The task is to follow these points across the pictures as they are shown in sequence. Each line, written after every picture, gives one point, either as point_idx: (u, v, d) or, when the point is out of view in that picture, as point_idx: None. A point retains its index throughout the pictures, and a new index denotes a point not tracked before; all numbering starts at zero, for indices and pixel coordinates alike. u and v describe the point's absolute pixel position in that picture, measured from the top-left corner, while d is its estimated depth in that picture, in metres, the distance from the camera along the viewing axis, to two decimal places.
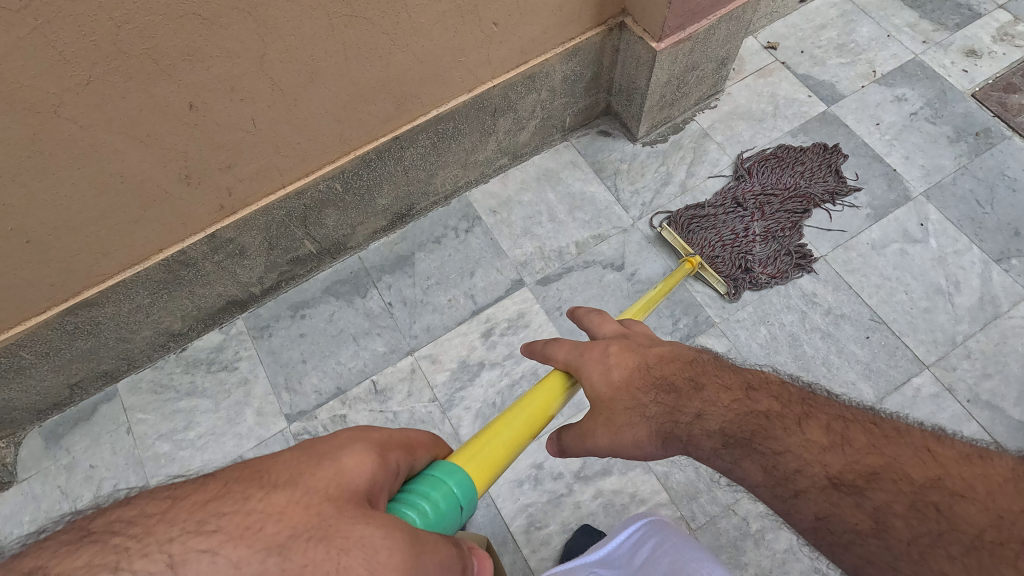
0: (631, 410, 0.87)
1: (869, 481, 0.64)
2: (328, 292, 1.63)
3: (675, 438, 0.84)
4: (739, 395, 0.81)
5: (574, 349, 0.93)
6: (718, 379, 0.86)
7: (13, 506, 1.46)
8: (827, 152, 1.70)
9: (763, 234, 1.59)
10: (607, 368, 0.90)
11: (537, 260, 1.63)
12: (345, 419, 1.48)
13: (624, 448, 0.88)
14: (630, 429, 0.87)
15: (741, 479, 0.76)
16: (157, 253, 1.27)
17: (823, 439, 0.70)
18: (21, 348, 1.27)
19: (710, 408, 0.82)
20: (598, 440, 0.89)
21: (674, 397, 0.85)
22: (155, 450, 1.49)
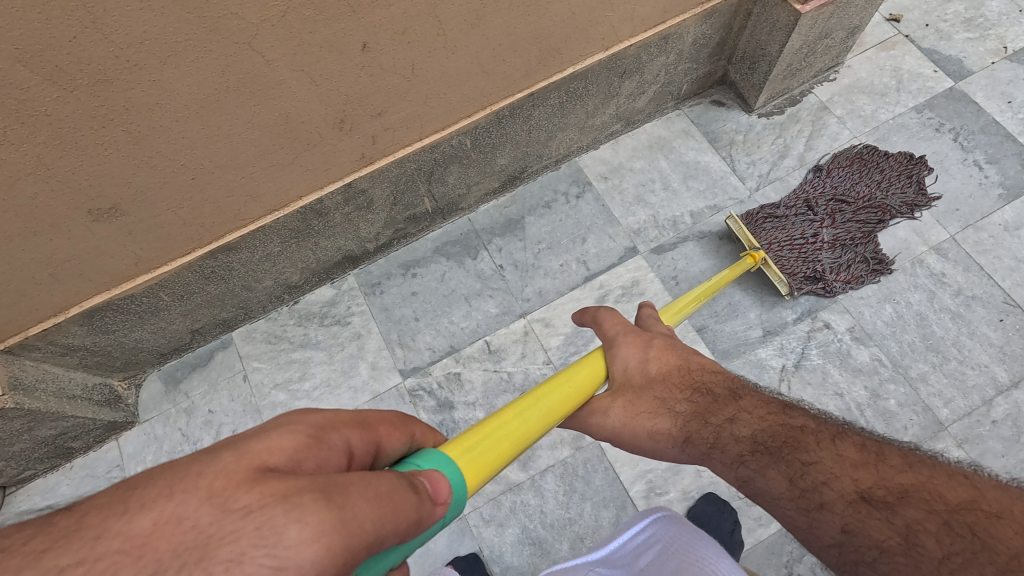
0: (655, 399, 0.86)
1: (901, 499, 0.58)
2: (439, 253, 1.63)
3: (678, 435, 0.81)
4: (777, 409, 0.77)
5: (619, 328, 0.98)
6: (757, 395, 0.81)
7: (136, 445, 1.50)
8: (911, 162, 1.59)
9: (832, 242, 1.49)
10: (641, 354, 0.93)
11: (650, 228, 1.61)
12: (459, 376, 1.49)
13: (634, 435, 0.86)
14: (650, 418, 0.85)
15: (760, 492, 0.69)
16: (296, 200, 1.27)
17: (857, 455, 0.65)
18: (162, 289, 1.29)
19: (745, 416, 0.78)
20: (609, 419, 0.89)
21: (709, 399, 0.82)
22: (271, 399, 1.51)
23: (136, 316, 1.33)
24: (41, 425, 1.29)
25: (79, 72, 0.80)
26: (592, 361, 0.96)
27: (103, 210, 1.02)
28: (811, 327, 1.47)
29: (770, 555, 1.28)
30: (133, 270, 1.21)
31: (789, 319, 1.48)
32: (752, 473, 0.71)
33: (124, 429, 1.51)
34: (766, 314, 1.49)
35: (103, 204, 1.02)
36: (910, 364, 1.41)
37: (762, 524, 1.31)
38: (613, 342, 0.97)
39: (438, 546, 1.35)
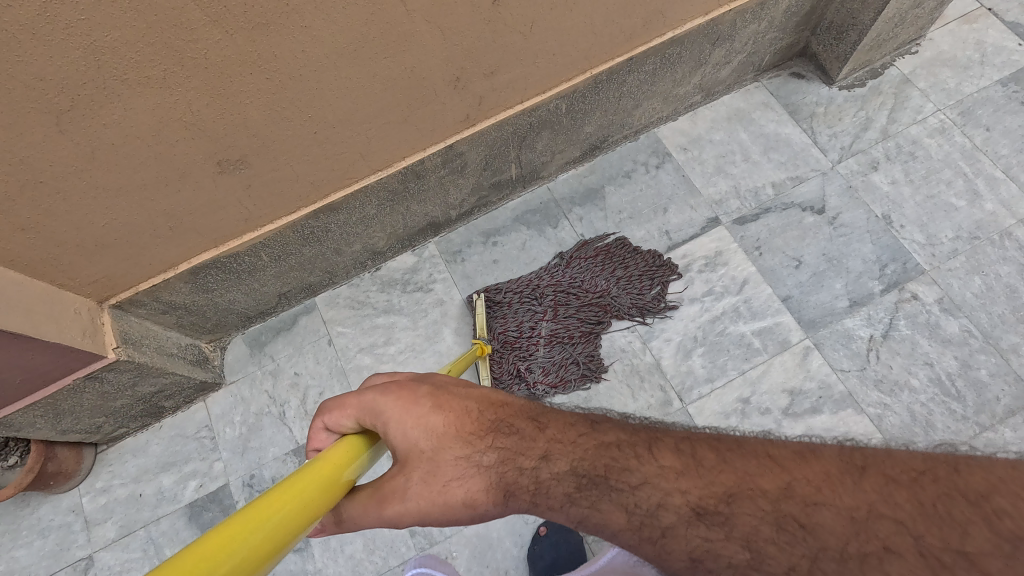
0: (428, 457, 0.68)
1: (748, 500, 0.55)
2: (519, 222, 1.63)
3: (492, 478, 0.67)
4: (583, 430, 0.68)
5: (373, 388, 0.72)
6: (553, 414, 0.72)
7: (224, 406, 1.52)
8: (656, 263, 1.53)
9: (548, 337, 1.46)
10: (430, 412, 0.70)
11: (732, 199, 1.61)
12: None
13: (433, 511, 0.66)
14: (414, 484, 0.67)
15: (601, 528, 0.61)
16: (400, 160, 1.28)
17: (677, 463, 0.60)
18: (264, 248, 1.30)
19: (556, 447, 0.67)
20: (407, 504, 0.66)
21: (510, 435, 0.69)
22: (357, 362, 1.52)
23: (235, 275, 1.34)
24: (143, 381, 1.31)
25: (245, 13, 0.81)
26: (342, 451, 0.70)
27: (232, 161, 1.03)
28: (899, 298, 1.47)
29: None
30: (242, 228, 1.22)
31: (876, 289, 1.48)
32: (584, 512, 0.62)
33: (211, 390, 1.52)
34: (852, 284, 1.49)
35: (232, 156, 1.02)
36: (1000, 336, 1.41)
37: None
38: (362, 409, 0.71)
39: None
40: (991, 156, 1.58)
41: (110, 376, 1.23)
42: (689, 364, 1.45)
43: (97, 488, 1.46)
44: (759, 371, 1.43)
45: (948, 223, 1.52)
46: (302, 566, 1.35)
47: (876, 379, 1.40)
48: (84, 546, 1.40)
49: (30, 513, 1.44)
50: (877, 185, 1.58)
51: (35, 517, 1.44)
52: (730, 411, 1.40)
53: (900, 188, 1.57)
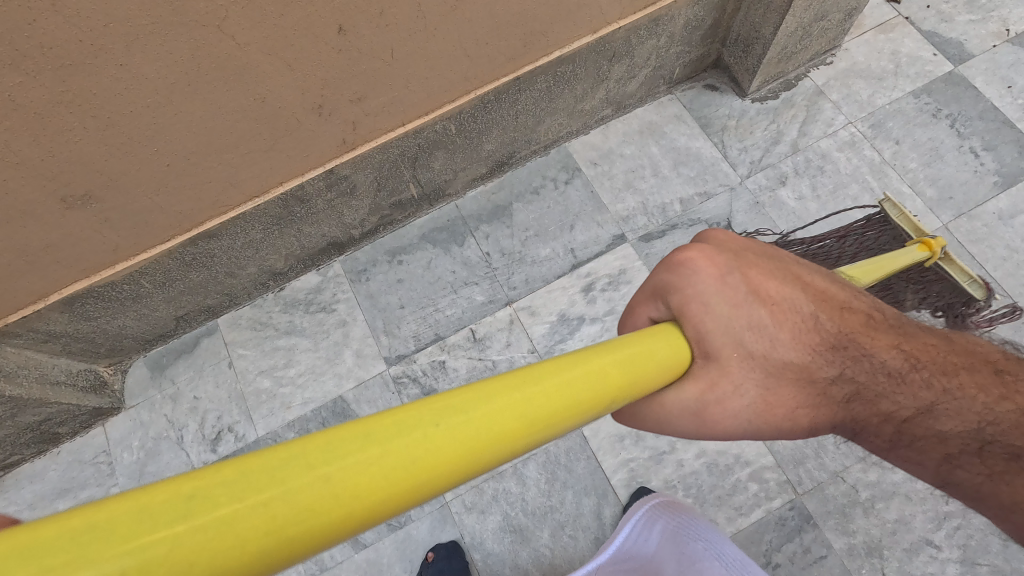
0: (755, 361, 0.69)
1: None
2: (425, 239, 1.61)
3: (836, 406, 0.74)
4: (997, 389, 0.73)
5: (714, 282, 0.68)
6: (927, 350, 0.78)
7: (123, 431, 1.50)
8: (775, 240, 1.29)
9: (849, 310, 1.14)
10: (748, 300, 0.69)
11: (639, 215, 1.59)
12: (445, 365, 1.49)
13: (767, 423, 0.71)
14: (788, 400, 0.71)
15: (983, 494, 0.69)
16: (278, 186, 1.26)
17: None
18: (142, 276, 1.28)
19: (945, 404, 0.73)
20: (736, 404, 0.68)
21: (893, 378, 0.75)
22: (256, 385, 1.51)
23: (117, 303, 1.32)
24: (23, 411, 1.30)
25: (43, 56, 0.78)
26: (663, 339, 0.67)
27: (76, 197, 1.01)
28: None
29: (749, 544, 1.29)
30: (112, 258, 1.20)
31: None
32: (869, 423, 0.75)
33: (110, 415, 1.51)
34: None
35: (75, 192, 1.00)
36: None
37: (742, 514, 1.31)
38: (662, 291, 0.71)
39: (420, 533, 1.36)
40: (899, 170, 1.56)
41: None
42: None
43: None
44: None
45: None
46: None
47: None
48: None
49: None
50: (785, 200, 1.56)
51: None
52: (625, 433, 1.39)
53: (806, 204, 1.56)
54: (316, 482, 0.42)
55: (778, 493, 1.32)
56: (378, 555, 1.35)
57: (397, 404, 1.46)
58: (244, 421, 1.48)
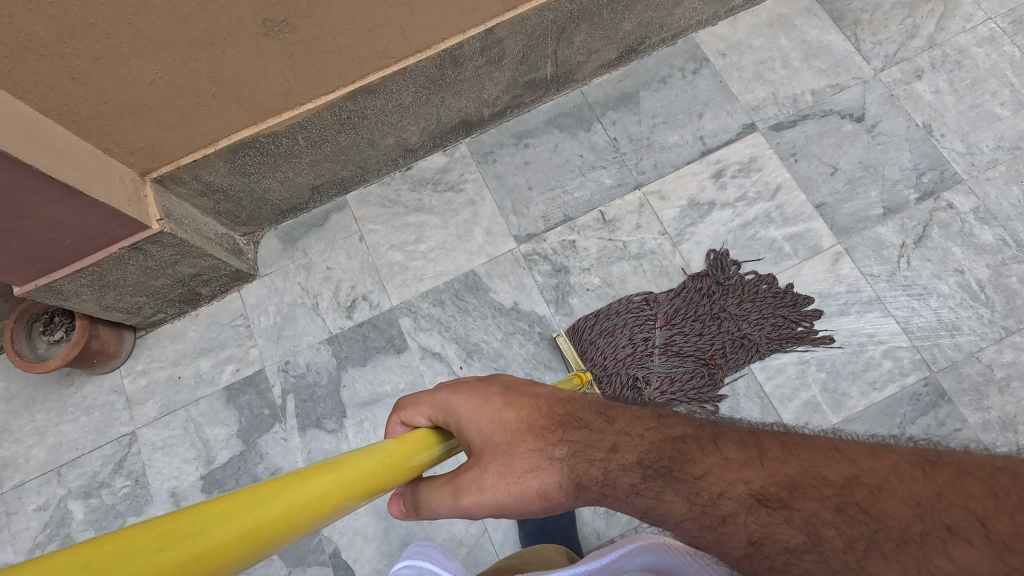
0: (502, 449, 0.69)
1: (792, 492, 0.54)
2: (552, 124, 1.61)
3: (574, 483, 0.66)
4: (746, 458, 0.58)
5: (449, 389, 0.75)
6: (704, 453, 0.60)
7: (258, 297, 1.55)
8: (604, 313, 1.40)
9: (663, 348, 1.36)
10: (502, 404, 0.72)
11: (769, 105, 1.58)
12: (575, 244, 1.51)
13: (513, 502, 0.67)
14: (538, 476, 0.67)
15: (660, 520, 0.60)
16: (440, 42, 1.26)
17: (741, 454, 0.59)
18: (301, 131, 1.30)
19: (626, 437, 0.66)
20: (485, 494, 0.67)
21: (579, 425, 0.69)
22: (388, 259, 1.54)
23: (272, 160, 1.34)
24: (184, 261, 1.34)
25: None
26: (422, 439, 0.75)
27: (275, 22, 1.03)
28: (934, 206, 1.45)
29: (883, 417, 1.32)
30: (281, 105, 1.22)
31: (911, 198, 1.47)
32: (648, 503, 0.60)
33: (245, 281, 1.55)
34: (887, 193, 1.48)
35: (276, 15, 1.02)
36: None
37: (877, 389, 1.34)
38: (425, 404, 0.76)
39: None
40: None
41: (153, 249, 1.24)
42: None
43: (137, 370, 1.52)
44: (789, 274, 1.44)
45: (990, 132, 1.49)
46: (336, 446, 1.41)
47: (905, 283, 1.41)
48: (127, 422, 1.48)
49: (75, 392, 1.51)
50: (920, 93, 1.55)
51: (80, 395, 1.51)
52: None
53: (943, 98, 1.54)
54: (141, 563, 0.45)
55: (913, 370, 1.34)
56: None
57: (528, 279, 1.49)
58: (377, 290, 1.52)
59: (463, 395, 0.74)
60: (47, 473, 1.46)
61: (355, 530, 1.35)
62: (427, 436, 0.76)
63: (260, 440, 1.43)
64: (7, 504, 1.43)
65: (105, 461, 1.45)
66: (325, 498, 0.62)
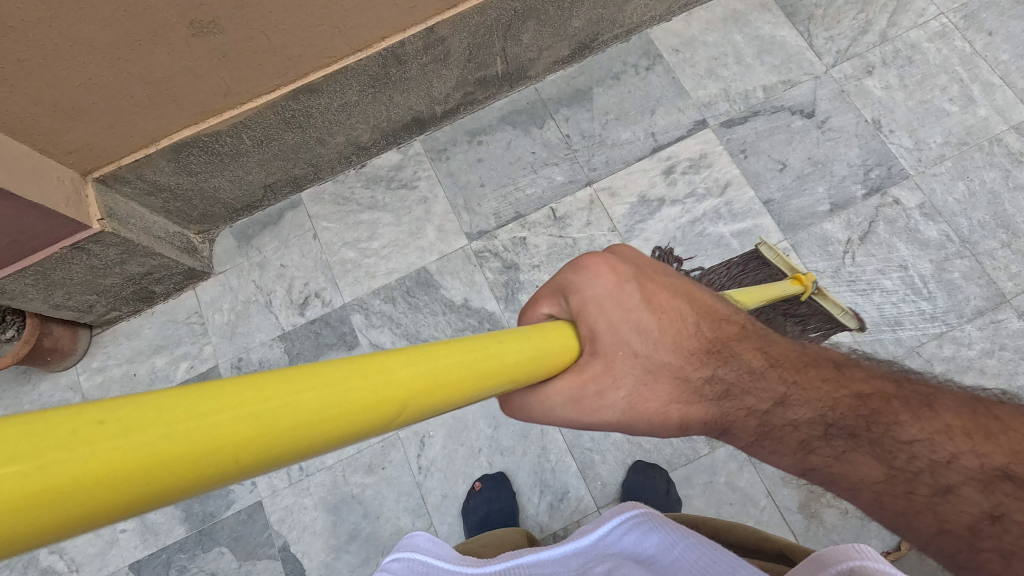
0: (639, 359, 0.64)
1: (1009, 478, 0.55)
2: (505, 121, 1.62)
3: (709, 406, 0.66)
4: (966, 432, 0.58)
5: (573, 270, 0.66)
6: (916, 420, 0.61)
7: (212, 295, 1.56)
8: None
9: None
10: (642, 305, 0.65)
11: (721, 102, 1.58)
12: (526, 241, 1.52)
13: (643, 419, 0.64)
14: (686, 406, 0.66)
15: (841, 480, 0.61)
16: (380, 41, 1.27)
17: (967, 424, 0.59)
18: (244, 130, 1.30)
19: (795, 391, 0.66)
20: (616, 404, 0.63)
21: (739, 367, 0.67)
22: (341, 256, 1.55)
23: (218, 159, 1.35)
24: (131, 260, 1.35)
25: None
26: (557, 328, 0.65)
27: (203, 23, 1.03)
28: (881, 202, 1.46)
29: None
30: (221, 104, 1.22)
31: (858, 193, 1.47)
32: (825, 462, 0.62)
33: (200, 279, 1.56)
34: (834, 189, 1.48)
35: (204, 16, 1.02)
36: (978, 241, 1.41)
37: None
38: (561, 290, 0.67)
39: None
40: (990, 62, 1.54)
41: (97, 249, 1.25)
42: None
43: (93, 367, 1.53)
44: None
45: (938, 128, 1.50)
46: None
47: (850, 279, 1.41)
48: None
49: (31, 389, 1.53)
50: (871, 89, 1.55)
51: (37, 392, 1.53)
52: None
53: (893, 93, 1.54)
54: (196, 429, 0.35)
55: None
56: (464, 412, 1.41)
57: (479, 276, 1.50)
58: (330, 288, 1.53)
59: (589, 275, 0.65)
60: None
61: (304, 524, 1.37)
62: (564, 324, 0.67)
63: None
64: None
65: None
66: (445, 386, 0.51)
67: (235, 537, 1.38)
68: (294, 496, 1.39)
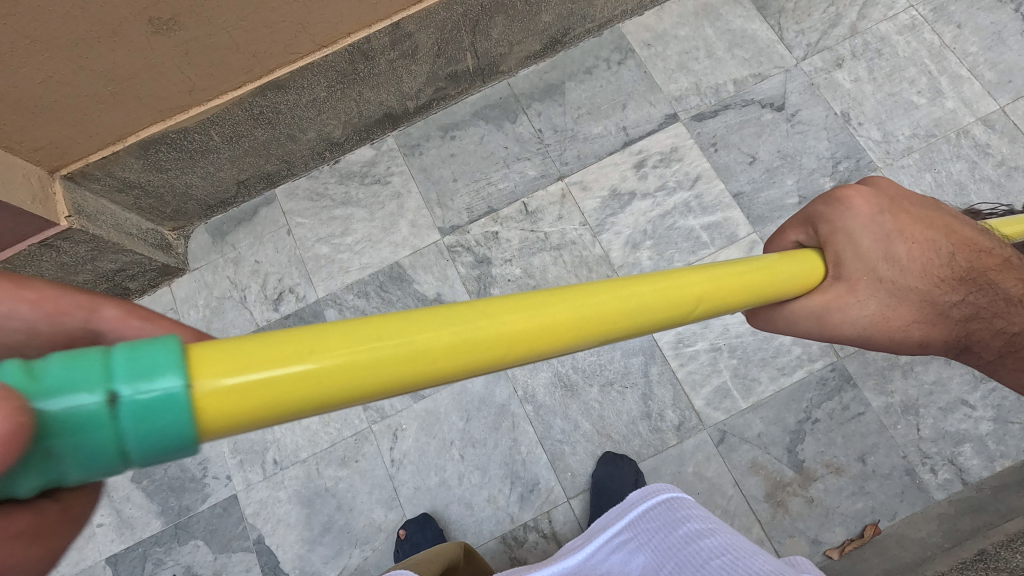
0: (882, 284, 0.68)
1: None
2: (478, 116, 1.62)
3: (953, 328, 0.72)
4: None
5: (830, 204, 0.70)
6: None
7: (187, 291, 1.56)
8: None
9: None
10: (894, 235, 0.68)
11: (692, 95, 1.59)
12: (498, 235, 1.53)
13: (884, 334, 0.70)
14: (931, 329, 0.71)
15: None
16: (345, 37, 1.28)
17: None
18: (213, 126, 1.31)
19: None
20: (858, 322, 0.69)
21: (993, 297, 0.72)
22: (315, 252, 1.56)
23: (187, 156, 1.36)
24: (102, 257, 1.36)
25: None
26: (805, 257, 0.70)
27: (163, 20, 1.04)
28: None
29: (790, 402, 1.35)
30: (187, 100, 1.23)
31: (827, 186, 1.49)
32: None
33: (176, 276, 1.57)
34: (803, 181, 1.49)
35: (163, 13, 1.03)
36: None
37: (785, 374, 1.37)
38: (813, 220, 0.71)
39: (475, 387, 1.42)
40: (958, 54, 1.54)
41: (66, 246, 1.26)
42: (637, 256, 1.48)
43: None
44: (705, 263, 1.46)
45: (906, 120, 1.51)
46: (262, 436, 1.45)
47: None
48: None
49: None
50: (840, 82, 1.56)
51: None
52: None
53: (862, 86, 1.55)
54: (442, 334, 0.40)
55: (820, 355, 1.36)
56: (436, 406, 1.42)
57: (451, 270, 1.51)
58: (304, 283, 1.54)
59: (845, 207, 0.68)
60: None
61: (279, 517, 1.39)
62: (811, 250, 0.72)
63: None
64: None
65: None
66: (678, 301, 0.56)
67: (211, 531, 1.40)
68: (268, 490, 1.41)
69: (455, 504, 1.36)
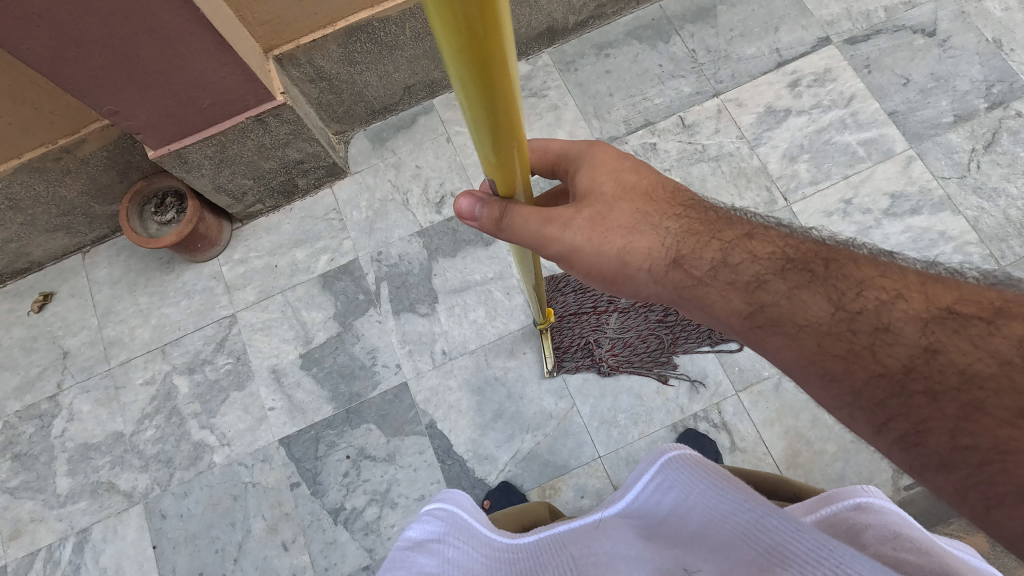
0: (606, 201, 0.77)
1: (927, 359, 0.54)
2: (632, 36, 1.67)
3: (665, 247, 0.74)
4: (945, 314, 0.56)
5: (585, 143, 0.84)
6: (845, 272, 0.63)
7: (351, 193, 1.62)
8: None
9: None
10: (630, 169, 0.80)
11: (843, 20, 1.63)
12: (655, 146, 1.57)
13: (609, 253, 0.76)
14: (631, 234, 0.76)
15: (780, 342, 0.63)
16: None
17: (888, 285, 0.60)
18: (409, 20, 1.37)
19: (756, 237, 0.71)
20: (570, 233, 0.76)
21: (707, 220, 0.75)
22: (475, 158, 1.61)
23: (378, 49, 1.41)
24: (293, 143, 1.42)
25: None
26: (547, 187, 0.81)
27: None
28: (1004, 115, 1.51)
29: None
30: None
31: (981, 107, 1.53)
32: (776, 300, 0.65)
33: (338, 178, 1.62)
34: (957, 102, 1.54)
35: None
36: None
37: None
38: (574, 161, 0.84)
39: None
40: None
41: (273, 123, 1.33)
42: (794, 168, 1.53)
43: (235, 259, 1.61)
44: (862, 176, 1.51)
45: None
46: (429, 328, 1.51)
47: (975, 186, 1.47)
48: (227, 306, 1.58)
49: (175, 278, 1.62)
50: (990, 11, 1.61)
51: (182, 280, 1.61)
52: (832, 210, 1.49)
53: (1012, 15, 1.60)
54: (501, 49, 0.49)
55: (982, 263, 1.40)
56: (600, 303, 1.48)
57: None
58: (465, 188, 1.59)
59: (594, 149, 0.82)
60: (152, 351, 1.57)
61: (450, 404, 1.45)
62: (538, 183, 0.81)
63: (356, 322, 1.53)
64: (115, 378, 1.56)
65: (207, 341, 1.56)
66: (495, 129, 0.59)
67: (383, 416, 1.46)
68: (438, 378, 1.47)
69: (625, 395, 1.42)
